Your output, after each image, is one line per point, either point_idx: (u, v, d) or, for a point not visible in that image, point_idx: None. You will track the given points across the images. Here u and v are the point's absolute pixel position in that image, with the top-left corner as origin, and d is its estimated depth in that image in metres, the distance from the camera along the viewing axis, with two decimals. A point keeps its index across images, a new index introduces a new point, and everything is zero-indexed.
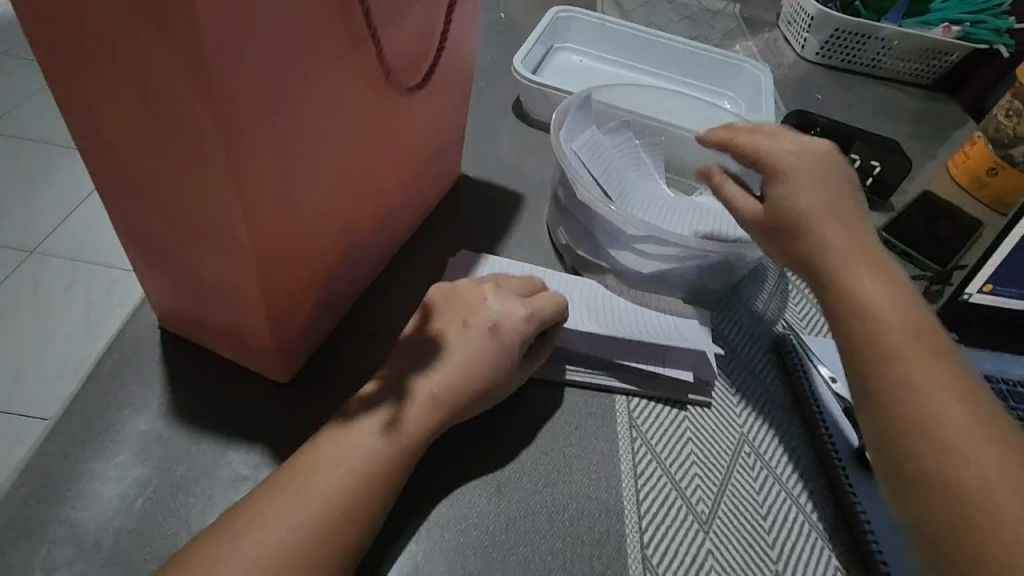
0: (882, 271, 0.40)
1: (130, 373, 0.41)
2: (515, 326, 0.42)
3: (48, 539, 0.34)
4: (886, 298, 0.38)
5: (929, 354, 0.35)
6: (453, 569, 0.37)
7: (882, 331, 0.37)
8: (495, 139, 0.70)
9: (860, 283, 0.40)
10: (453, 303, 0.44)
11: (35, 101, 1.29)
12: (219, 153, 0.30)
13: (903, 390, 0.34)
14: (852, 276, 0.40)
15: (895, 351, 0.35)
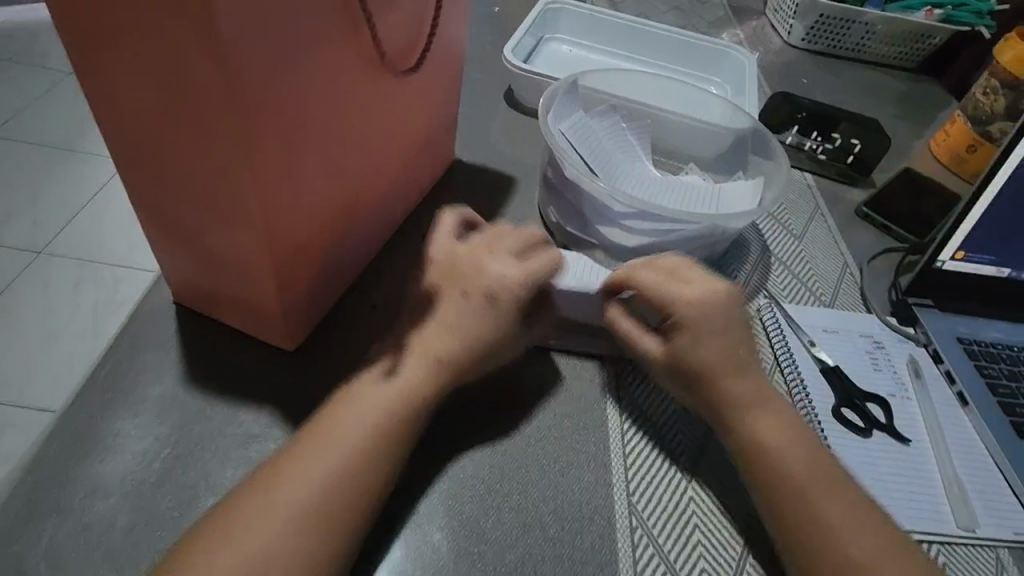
0: (742, 366, 0.43)
1: (148, 344, 0.44)
2: (511, 291, 0.43)
3: (78, 490, 0.37)
4: (762, 413, 0.42)
5: (814, 466, 0.40)
6: (452, 514, 0.40)
7: (757, 448, 0.41)
8: (487, 126, 0.73)
9: (738, 358, 0.43)
10: (454, 273, 0.44)
11: (39, 107, 1.32)
12: (231, 125, 0.33)
13: (790, 507, 0.38)
14: (728, 361, 0.43)
15: (785, 472, 0.39)
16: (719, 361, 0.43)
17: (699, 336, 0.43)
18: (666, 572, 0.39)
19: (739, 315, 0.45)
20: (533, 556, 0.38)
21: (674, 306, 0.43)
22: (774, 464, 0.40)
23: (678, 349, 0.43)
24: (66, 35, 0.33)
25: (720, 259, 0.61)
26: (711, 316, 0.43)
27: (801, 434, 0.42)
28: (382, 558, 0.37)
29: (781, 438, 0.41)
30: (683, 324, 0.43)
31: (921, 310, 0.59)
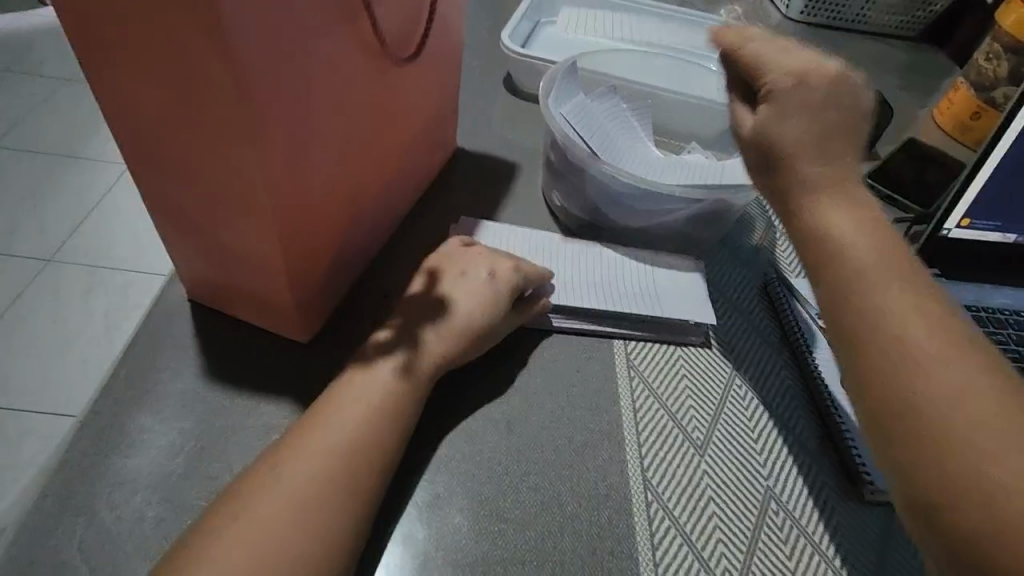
0: (843, 188, 0.39)
1: (167, 340, 0.45)
2: (507, 274, 0.47)
3: (108, 484, 0.38)
4: (861, 229, 0.36)
5: (916, 297, 0.33)
6: (471, 495, 0.40)
7: (850, 250, 0.36)
8: (488, 113, 0.73)
9: (844, 177, 0.39)
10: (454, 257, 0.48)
11: (37, 114, 1.32)
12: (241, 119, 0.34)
13: (906, 367, 0.30)
14: (831, 182, 0.39)
15: (896, 331, 0.32)
16: (821, 172, 0.39)
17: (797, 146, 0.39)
18: (683, 544, 0.39)
19: (851, 151, 0.40)
20: (553, 533, 0.39)
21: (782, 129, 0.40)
22: (862, 279, 0.34)
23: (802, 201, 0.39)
24: (77, 46, 0.34)
25: (727, 239, 0.62)
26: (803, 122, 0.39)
27: (910, 263, 0.35)
28: (406, 539, 0.38)
29: (871, 252, 0.35)
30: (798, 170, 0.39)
31: None
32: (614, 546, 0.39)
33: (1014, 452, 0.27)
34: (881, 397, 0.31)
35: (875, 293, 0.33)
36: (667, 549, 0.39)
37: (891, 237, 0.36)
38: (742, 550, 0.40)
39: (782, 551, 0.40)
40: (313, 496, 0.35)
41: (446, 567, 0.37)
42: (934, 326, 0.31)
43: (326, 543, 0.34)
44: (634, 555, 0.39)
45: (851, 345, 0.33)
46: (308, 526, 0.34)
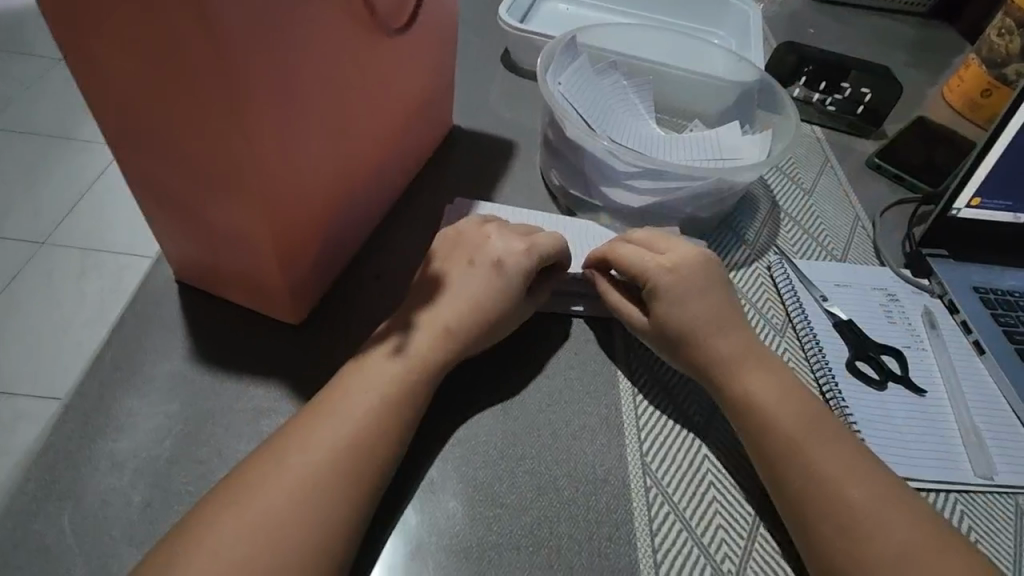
0: (725, 321, 0.44)
1: (154, 322, 0.44)
2: (518, 260, 0.44)
3: (92, 468, 0.37)
4: (750, 367, 0.42)
5: (806, 422, 0.40)
6: (466, 480, 0.40)
7: (747, 398, 0.41)
8: (484, 90, 0.71)
9: (721, 317, 0.44)
10: (458, 244, 0.46)
11: (28, 95, 1.30)
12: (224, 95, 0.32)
13: (812, 482, 0.37)
14: (712, 322, 0.44)
15: (808, 448, 0.38)
16: (701, 322, 0.44)
17: (678, 303, 0.44)
18: (683, 530, 0.39)
19: (719, 276, 0.46)
20: (549, 518, 0.38)
21: (649, 273, 0.45)
22: (764, 416, 0.40)
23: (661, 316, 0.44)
24: (53, 22, 0.32)
25: (730, 219, 0.60)
26: (686, 284, 0.44)
27: (793, 386, 0.42)
28: (399, 525, 0.37)
29: (772, 392, 0.41)
30: (657, 292, 0.44)
31: (935, 260, 0.58)
32: (611, 532, 0.38)
33: (883, 520, 0.36)
34: (805, 510, 0.37)
35: (782, 422, 0.40)
36: (666, 535, 0.38)
37: (731, 336, 0.44)
38: (743, 535, 0.39)
39: (783, 536, 0.39)
40: (307, 480, 0.34)
41: (440, 553, 0.36)
42: (835, 454, 0.38)
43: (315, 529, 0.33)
44: (632, 541, 0.38)
45: (767, 467, 0.39)
46: (306, 514, 0.33)
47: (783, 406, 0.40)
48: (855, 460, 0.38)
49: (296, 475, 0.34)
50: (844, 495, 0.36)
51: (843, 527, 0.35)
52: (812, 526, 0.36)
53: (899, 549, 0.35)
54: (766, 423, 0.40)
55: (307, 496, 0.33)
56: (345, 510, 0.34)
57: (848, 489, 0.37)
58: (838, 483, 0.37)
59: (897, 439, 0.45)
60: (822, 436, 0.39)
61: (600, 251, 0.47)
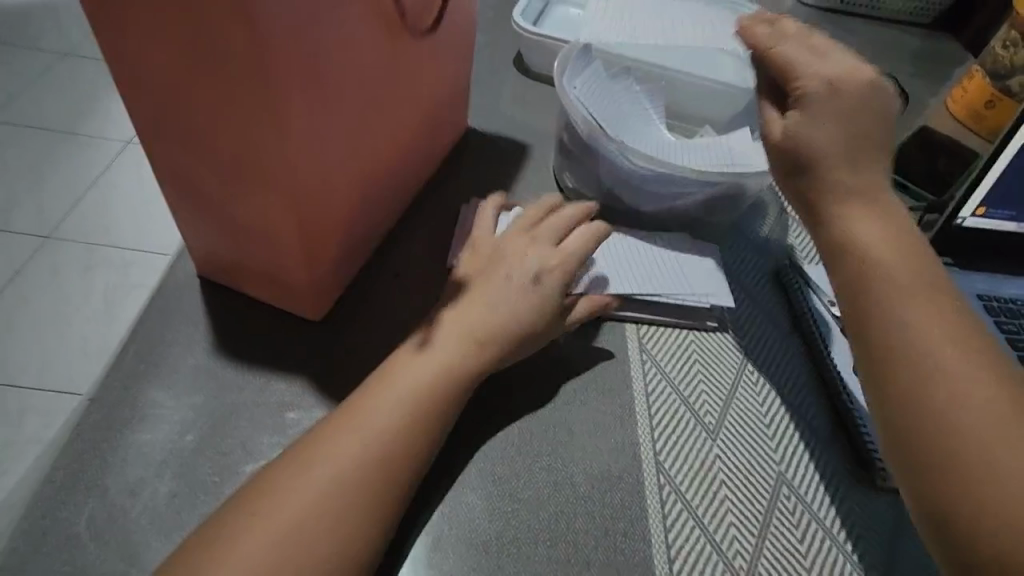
0: (871, 193, 0.41)
1: (178, 315, 0.45)
2: (556, 278, 0.46)
3: (120, 457, 0.38)
4: (856, 209, 0.40)
5: (921, 285, 0.37)
6: (485, 475, 0.40)
7: (866, 258, 0.38)
8: (498, 93, 0.72)
9: (859, 143, 0.41)
10: (493, 262, 0.47)
11: (34, 87, 1.30)
12: (259, 91, 0.33)
13: (912, 392, 0.33)
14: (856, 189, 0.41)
15: (931, 361, 0.34)
16: (833, 166, 0.41)
17: (833, 166, 0.41)
18: (696, 527, 0.40)
19: (883, 133, 0.42)
20: (566, 514, 0.39)
21: (813, 150, 0.41)
22: (875, 271, 0.38)
23: (794, 125, 0.42)
24: (96, 26, 0.33)
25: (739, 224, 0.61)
26: (832, 128, 0.41)
27: (915, 245, 0.39)
28: (418, 518, 0.38)
29: (919, 296, 0.36)
30: (802, 99, 0.41)
31: (941, 268, 0.59)
32: (627, 528, 0.39)
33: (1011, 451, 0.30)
34: (896, 367, 0.35)
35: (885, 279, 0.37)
36: (679, 532, 0.39)
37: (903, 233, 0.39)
38: (754, 532, 0.40)
39: (793, 535, 0.40)
40: (336, 477, 0.35)
41: (460, 547, 0.37)
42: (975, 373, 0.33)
43: (347, 523, 0.34)
44: (646, 536, 0.39)
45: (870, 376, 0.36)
46: (335, 511, 0.34)
47: (924, 317, 0.35)
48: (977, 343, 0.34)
49: (326, 467, 0.35)
50: (940, 343, 0.34)
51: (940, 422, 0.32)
52: (901, 423, 0.34)
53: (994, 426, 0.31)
54: (870, 276, 0.38)
55: (334, 494, 0.34)
56: (370, 506, 0.35)
57: (957, 369, 0.33)
58: (950, 367, 0.33)
59: None
60: (951, 342, 0.34)
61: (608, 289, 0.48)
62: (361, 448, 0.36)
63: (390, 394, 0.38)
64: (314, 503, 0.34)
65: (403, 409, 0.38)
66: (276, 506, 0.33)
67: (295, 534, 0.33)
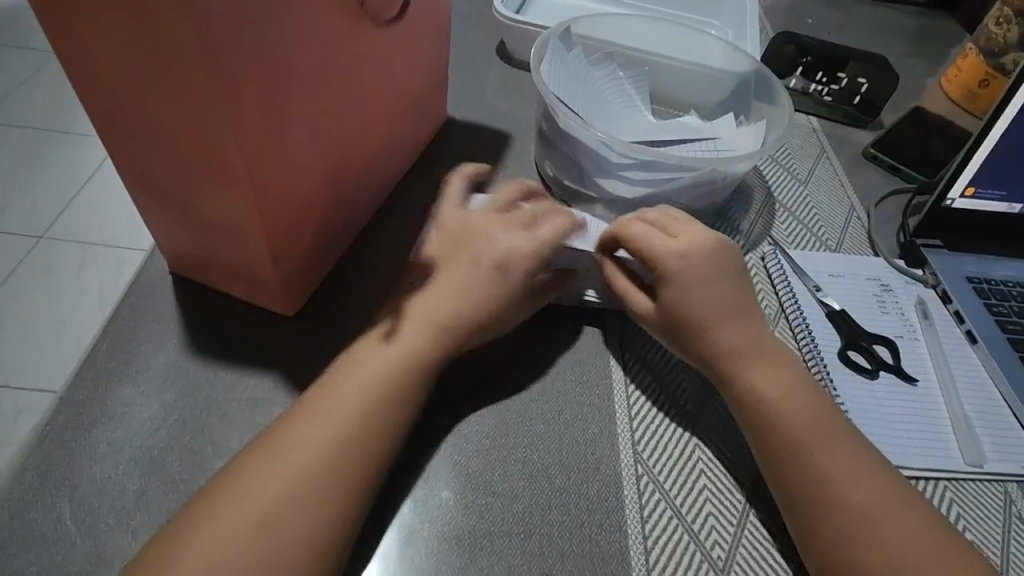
0: (733, 313, 0.43)
1: (150, 313, 0.44)
2: (522, 262, 0.44)
3: (88, 457, 0.37)
4: (752, 361, 0.42)
5: (811, 410, 0.40)
6: (459, 468, 0.40)
7: (753, 395, 0.41)
8: (479, 82, 0.71)
9: (733, 304, 0.44)
10: (468, 240, 0.45)
11: (26, 87, 1.30)
12: (212, 88, 0.32)
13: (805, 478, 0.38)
14: (720, 311, 0.43)
15: (810, 449, 0.38)
16: (718, 311, 0.43)
17: (687, 286, 0.43)
18: (673, 517, 0.39)
19: (731, 263, 0.45)
20: (541, 506, 0.39)
21: (658, 259, 0.43)
22: (771, 415, 0.40)
23: (666, 302, 0.43)
24: (43, 19, 0.32)
25: (723, 210, 0.60)
26: (691, 242, 0.44)
27: (805, 386, 0.42)
28: (390, 514, 0.38)
29: (780, 387, 0.41)
30: (666, 277, 0.43)
31: (929, 251, 0.58)
32: (603, 519, 0.39)
33: (885, 531, 0.35)
34: (800, 495, 0.38)
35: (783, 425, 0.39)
36: (657, 522, 0.39)
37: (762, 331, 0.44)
38: (733, 522, 0.39)
39: (772, 524, 0.40)
40: (302, 472, 0.34)
41: (433, 540, 0.37)
42: (842, 461, 0.38)
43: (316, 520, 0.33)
44: (623, 527, 0.38)
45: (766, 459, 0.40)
46: (301, 509, 0.33)
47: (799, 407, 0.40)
48: (864, 464, 0.38)
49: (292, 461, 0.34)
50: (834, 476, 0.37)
51: (840, 532, 0.36)
52: (799, 505, 0.37)
53: (886, 543, 0.35)
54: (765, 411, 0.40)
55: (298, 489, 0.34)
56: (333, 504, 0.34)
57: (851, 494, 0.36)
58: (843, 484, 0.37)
59: (890, 429, 0.45)
60: (820, 435, 0.39)
61: (611, 228, 0.45)
62: (328, 443, 0.35)
63: (360, 386, 0.38)
64: (278, 499, 0.33)
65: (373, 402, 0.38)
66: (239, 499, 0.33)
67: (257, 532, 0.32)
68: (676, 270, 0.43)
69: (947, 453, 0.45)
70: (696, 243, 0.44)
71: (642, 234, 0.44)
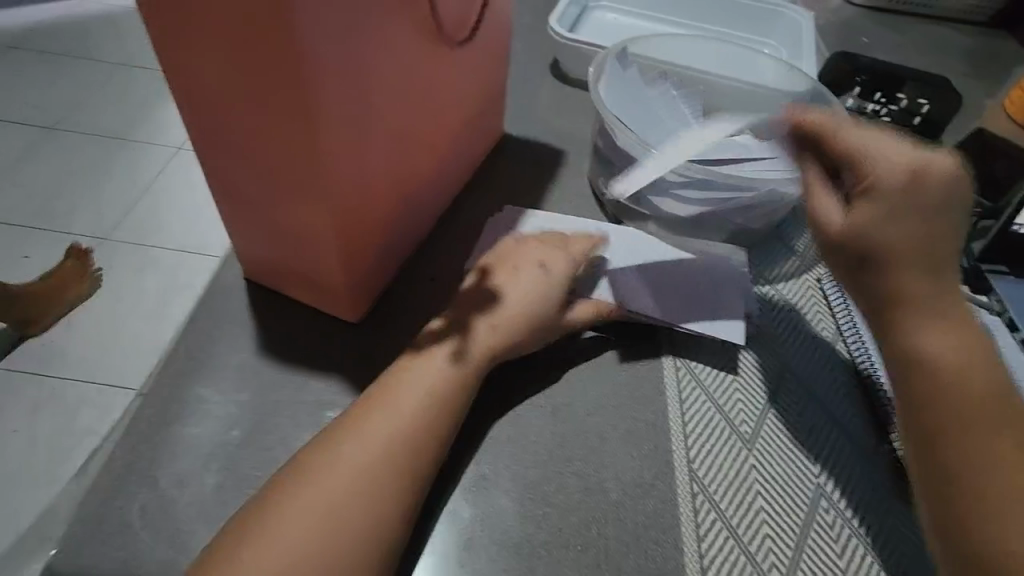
0: (916, 247, 0.35)
1: (225, 316, 0.47)
2: (557, 266, 0.47)
3: (170, 450, 0.40)
4: (924, 312, 0.35)
5: (977, 367, 0.34)
6: (516, 478, 0.41)
7: (921, 354, 0.34)
8: (533, 99, 0.72)
9: (932, 243, 0.35)
10: (506, 253, 0.48)
11: (97, 97, 1.38)
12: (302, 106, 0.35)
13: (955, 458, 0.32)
14: (917, 242, 0.35)
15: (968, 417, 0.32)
16: (919, 240, 0.35)
17: (883, 219, 0.36)
18: (729, 537, 0.39)
19: (960, 198, 0.36)
20: (597, 519, 0.39)
21: (874, 169, 0.36)
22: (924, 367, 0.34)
23: (856, 224, 0.37)
24: (157, 42, 0.35)
25: (777, 229, 0.60)
26: (881, 145, 0.37)
27: (982, 343, 0.35)
28: (448, 520, 0.39)
29: (948, 335, 0.34)
30: (872, 190, 0.36)
31: (995, 277, 0.57)
32: (658, 535, 0.39)
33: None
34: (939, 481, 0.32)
35: (958, 375, 0.33)
36: (713, 541, 0.39)
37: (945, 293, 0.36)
38: (790, 545, 0.39)
39: (831, 550, 0.39)
40: (371, 474, 0.35)
41: (491, 547, 0.38)
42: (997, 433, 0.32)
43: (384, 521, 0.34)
44: (678, 545, 0.38)
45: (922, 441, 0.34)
46: (370, 509, 0.34)
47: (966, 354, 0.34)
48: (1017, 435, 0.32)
49: (360, 462, 0.36)
50: (978, 424, 0.32)
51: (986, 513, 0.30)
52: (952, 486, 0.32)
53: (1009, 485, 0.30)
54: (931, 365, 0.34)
55: (367, 489, 0.35)
56: (401, 509, 0.35)
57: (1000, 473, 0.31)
58: (980, 450, 0.32)
59: None
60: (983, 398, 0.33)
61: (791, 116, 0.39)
62: (396, 446, 0.37)
63: (425, 394, 0.39)
64: (349, 498, 0.34)
65: (437, 409, 0.39)
66: (313, 497, 0.34)
67: (331, 528, 0.33)
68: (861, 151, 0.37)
69: None
70: (902, 159, 0.36)
71: (850, 136, 0.38)
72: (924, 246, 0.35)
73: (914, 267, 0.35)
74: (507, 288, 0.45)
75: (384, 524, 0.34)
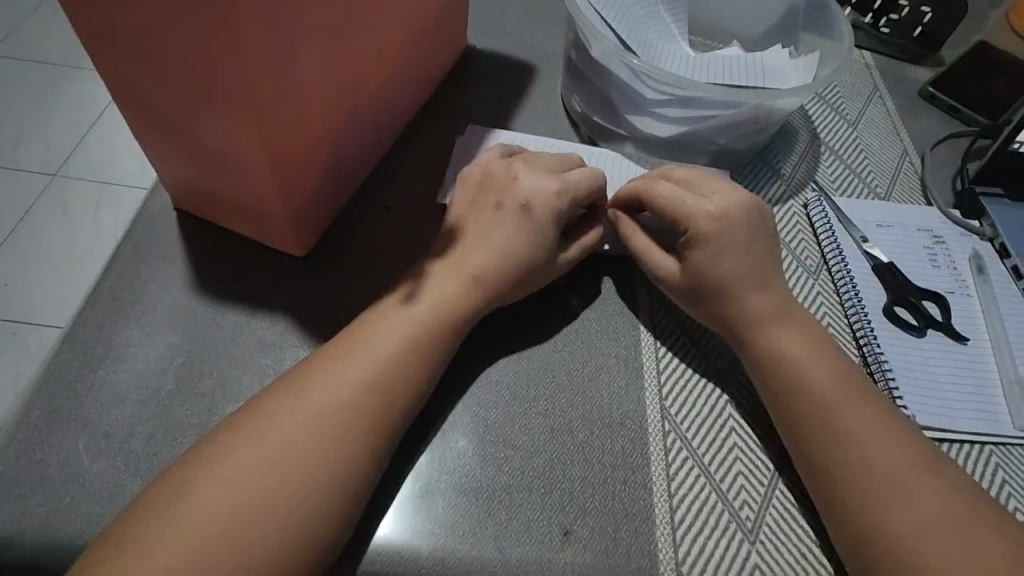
0: (764, 271, 0.41)
1: (152, 251, 0.42)
2: (547, 202, 0.42)
3: (94, 399, 0.36)
4: (784, 327, 0.40)
5: (845, 381, 0.38)
6: (477, 420, 0.38)
7: (790, 361, 0.38)
8: (502, 8, 0.65)
9: (761, 272, 0.41)
10: (483, 190, 0.43)
11: (31, 16, 1.24)
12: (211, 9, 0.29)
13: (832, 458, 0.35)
14: (751, 269, 0.41)
15: (834, 416, 0.36)
16: (742, 275, 0.41)
17: (720, 247, 0.41)
18: (701, 477, 0.37)
19: (766, 228, 0.43)
20: (561, 460, 0.37)
21: (691, 219, 0.42)
22: (793, 366, 0.38)
23: (697, 265, 0.41)
24: None
25: (764, 152, 0.56)
26: (718, 201, 0.42)
27: (829, 348, 0.39)
28: (405, 464, 0.36)
29: (811, 353, 0.39)
30: (698, 241, 0.41)
31: (988, 201, 0.54)
32: (626, 475, 0.37)
33: (913, 503, 0.33)
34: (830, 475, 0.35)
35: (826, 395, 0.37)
36: (683, 481, 0.37)
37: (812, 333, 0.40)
38: (764, 483, 0.37)
39: (805, 484, 0.38)
40: (314, 419, 0.32)
41: (448, 493, 0.35)
42: (865, 419, 0.36)
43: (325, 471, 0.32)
44: (647, 484, 0.37)
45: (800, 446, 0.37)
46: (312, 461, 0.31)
47: (835, 377, 0.38)
48: (880, 420, 0.36)
49: (302, 409, 0.33)
50: (837, 400, 0.37)
51: (876, 500, 0.33)
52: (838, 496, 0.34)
53: (890, 466, 0.34)
54: (808, 402, 0.37)
55: (301, 434, 0.32)
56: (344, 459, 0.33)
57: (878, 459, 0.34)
58: (852, 431, 0.35)
59: (934, 390, 0.43)
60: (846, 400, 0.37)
61: (631, 190, 0.44)
62: (343, 389, 0.33)
63: (374, 334, 0.36)
64: (286, 447, 0.31)
65: (387, 350, 0.35)
66: (250, 444, 0.31)
67: (267, 480, 0.30)
68: (682, 212, 0.42)
69: (995, 414, 0.42)
70: (734, 209, 0.42)
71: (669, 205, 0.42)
72: (753, 274, 0.41)
73: (758, 302, 0.40)
74: (489, 235, 0.41)
75: (328, 471, 0.31)
